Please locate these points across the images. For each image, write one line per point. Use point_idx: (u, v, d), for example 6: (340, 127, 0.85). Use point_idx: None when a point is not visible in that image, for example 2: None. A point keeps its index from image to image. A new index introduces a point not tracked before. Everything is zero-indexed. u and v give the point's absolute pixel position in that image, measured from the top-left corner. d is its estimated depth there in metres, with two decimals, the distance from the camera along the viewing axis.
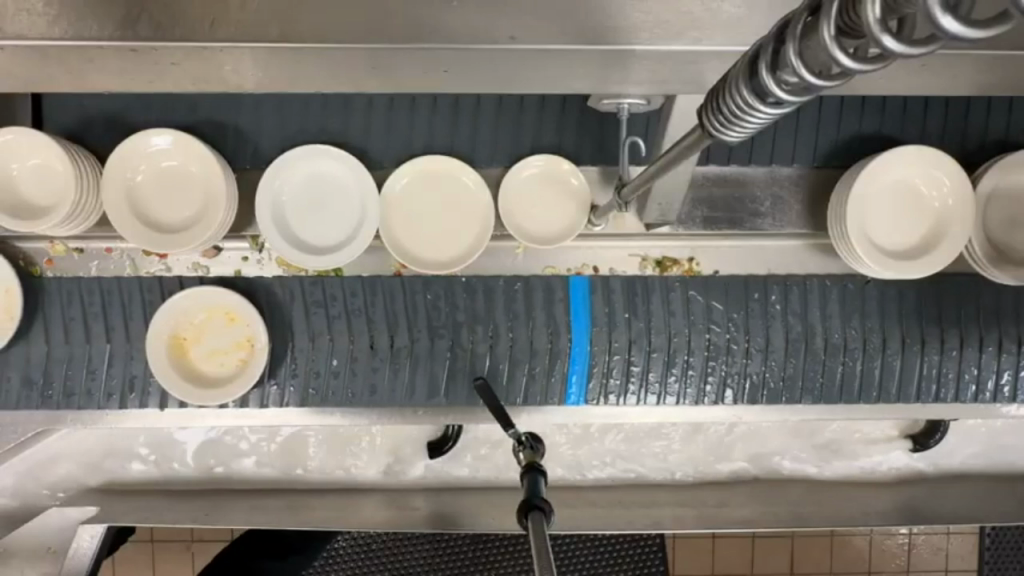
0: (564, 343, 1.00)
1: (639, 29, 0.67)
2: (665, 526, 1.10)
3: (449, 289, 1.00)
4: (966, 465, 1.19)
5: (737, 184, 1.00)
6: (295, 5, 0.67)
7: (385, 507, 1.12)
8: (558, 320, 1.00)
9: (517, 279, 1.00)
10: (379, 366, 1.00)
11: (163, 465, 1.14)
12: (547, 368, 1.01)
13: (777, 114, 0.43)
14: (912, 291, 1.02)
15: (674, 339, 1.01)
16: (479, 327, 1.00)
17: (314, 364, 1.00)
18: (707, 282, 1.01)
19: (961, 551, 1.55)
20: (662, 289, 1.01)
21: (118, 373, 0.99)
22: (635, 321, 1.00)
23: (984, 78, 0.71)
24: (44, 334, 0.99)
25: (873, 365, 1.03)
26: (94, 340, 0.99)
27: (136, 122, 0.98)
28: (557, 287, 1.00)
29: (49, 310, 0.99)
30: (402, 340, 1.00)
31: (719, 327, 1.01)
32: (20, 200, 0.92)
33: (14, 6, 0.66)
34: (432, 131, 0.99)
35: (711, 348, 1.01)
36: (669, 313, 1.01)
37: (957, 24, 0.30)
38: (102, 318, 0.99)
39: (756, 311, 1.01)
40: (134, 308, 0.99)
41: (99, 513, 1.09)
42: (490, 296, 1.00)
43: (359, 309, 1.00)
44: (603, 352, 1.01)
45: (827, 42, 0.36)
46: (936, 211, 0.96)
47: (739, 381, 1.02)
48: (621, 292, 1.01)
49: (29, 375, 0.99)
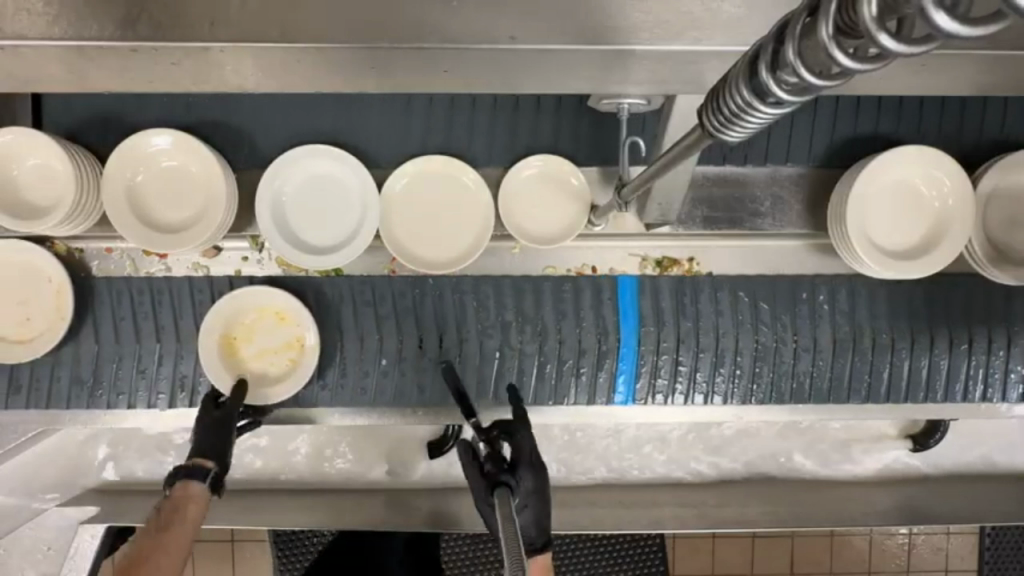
0: (612, 343, 1.00)
1: (639, 29, 0.67)
2: (666, 526, 1.10)
3: (498, 288, 1.00)
4: (966, 465, 1.19)
5: (737, 183, 1.00)
6: (295, 6, 0.67)
7: (386, 507, 1.12)
8: (607, 319, 1.00)
9: (566, 280, 1.00)
10: (429, 367, 1.00)
11: (168, 465, 1.14)
12: (595, 367, 1.01)
13: (777, 114, 0.43)
14: (914, 292, 1.02)
15: (722, 339, 1.01)
16: (528, 326, 1.00)
17: (364, 365, 1.00)
18: (756, 283, 1.01)
19: (961, 552, 1.55)
20: (711, 289, 1.01)
21: (168, 373, 1.00)
22: (683, 321, 1.01)
23: (985, 77, 0.71)
24: (93, 335, 0.99)
25: (919, 364, 1.03)
26: (145, 339, 0.99)
27: (134, 122, 0.98)
28: (605, 288, 1.01)
29: (99, 310, 0.99)
30: (451, 340, 1.00)
31: (768, 328, 1.01)
32: (21, 201, 0.92)
33: (14, 6, 0.66)
34: (431, 132, 0.99)
35: (760, 349, 1.01)
36: (717, 313, 1.01)
37: (952, 22, 0.30)
38: (152, 318, 0.99)
39: (804, 312, 1.02)
40: (183, 306, 0.99)
41: (98, 514, 1.09)
42: (539, 295, 1.00)
43: (409, 309, 1.00)
44: (651, 352, 1.01)
45: (824, 41, 0.36)
46: (936, 211, 0.96)
47: (788, 382, 1.02)
48: (669, 291, 1.01)
49: (79, 374, 0.99)
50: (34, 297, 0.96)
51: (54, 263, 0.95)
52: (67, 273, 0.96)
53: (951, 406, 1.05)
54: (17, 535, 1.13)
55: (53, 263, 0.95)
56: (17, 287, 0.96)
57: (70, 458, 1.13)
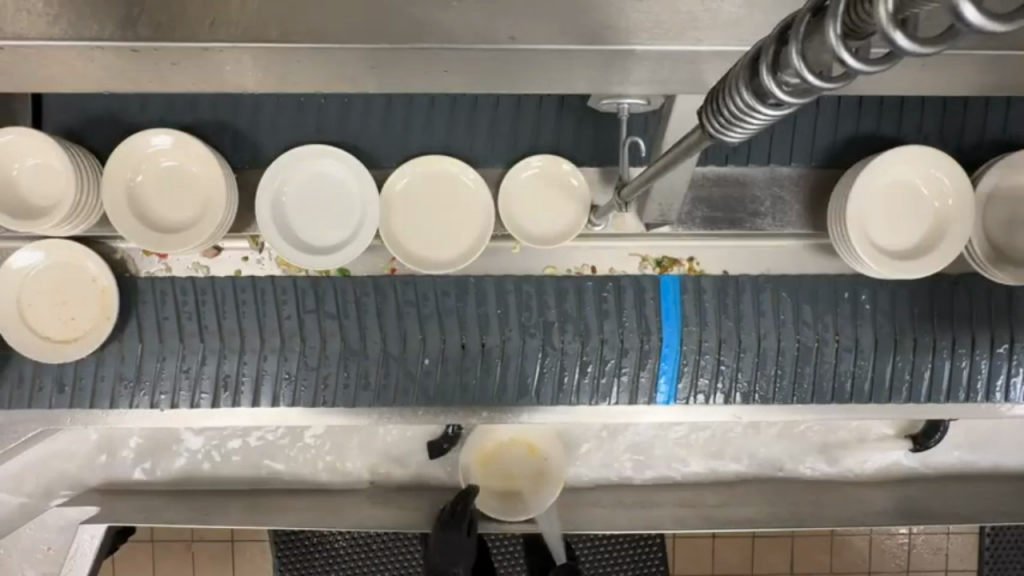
0: (655, 341, 1.00)
1: (638, 29, 0.67)
2: (665, 526, 1.09)
3: (541, 287, 1.00)
4: (965, 466, 1.19)
5: (737, 183, 1.00)
6: (296, 7, 0.67)
7: (387, 505, 1.12)
8: (649, 319, 1.00)
9: (608, 280, 1.00)
10: (471, 366, 1.00)
11: (174, 464, 1.14)
12: (637, 366, 1.01)
13: (777, 115, 0.43)
14: (917, 292, 1.02)
15: (764, 339, 1.01)
16: (571, 326, 1.00)
17: (406, 364, 1.00)
18: (797, 285, 1.01)
19: (962, 552, 1.55)
20: (752, 290, 1.01)
21: (211, 371, 0.99)
22: (725, 320, 1.01)
23: (986, 77, 0.70)
24: (137, 334, 0.98)
25: (960, 365, 1.03)
26: (188, 338, 0.98)
27: (132, 122, 0.98)
28: (648, 287, 1.01)
29: (143, 310, 0.99)
30: (493, 340, 1.00)
31: (809, 327, 1.01)
32: (20, 201, 0.93)
33: (14, 6, 0.65)
34: (431, 131, 0.99)
35: (801, 349, 1.01)
36: (759, 313, 1.01)
37: (979, 15, 0.30)
38: (196, 318, 0.99)
39: (846, 312, 1.01)
40: (227, 307, 0.99)
41: (102, 513, 1.07)
42: (581, 294, 1.00)
43: (452, 309, 1.00)
44: (693, 351, 1.01)
45: (832, 41, 0.35)
46: (934, 212, 0.96)
47: (829, 381, 1.02)
48: (712, 292, 1.01)
49: (122, 373, 0.99)
50: (78, 298, 0.96)
51: (100, 264, 0.96)
52: (111, 274, 0.96)
53: (951, 407, 1.05)
54: (18, 534, 1.11)
55: (99, 265, 0.96)
56: (63, 287, 0.96)
57: (75, 456, 1.13)
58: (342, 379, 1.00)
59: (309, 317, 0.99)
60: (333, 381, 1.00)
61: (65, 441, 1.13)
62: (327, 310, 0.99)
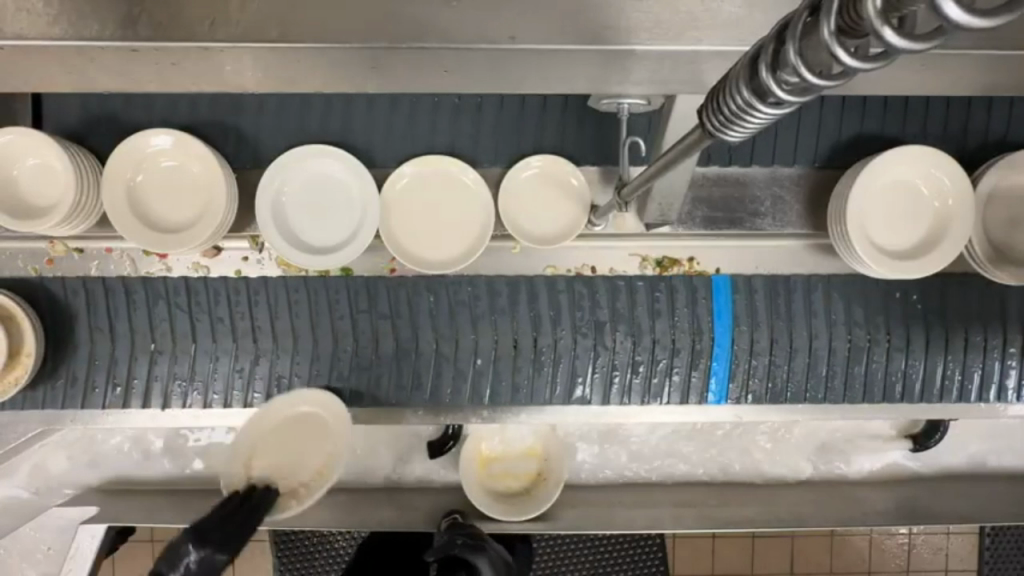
0: (706, 342, 1.01)
1: (639, 29, 0.67)
2: (664, 526, 1.08)
3: (592, 287, 1.01)
4: (965, 466, 1.19)
5: (737, 183, 1.00)
6: (296, 7, 0.67)
7: (387, 504, 1.12)
8: (701, 319, 1.01)
9: (662, 281, 1.01)
10: (522, 365, 1.01)
11: (176, 463, 1.14)
12: (689, 365, 1.02)
13: (777, 114, 0.43)
14: (918, 291, 1.02)
15: (816, 339, 1.02)
16: (622, 325, 1.01)
17: (458, 364, 1.01)
18: (846, 284, 1.02)
19: (962, 552, 1.55)
20: (804, 290, 1.02)
21: (265, 372, 1.00)
22: (776, 320, 1.02)
23: (986, 75, 0.70)
24: (190, 334, 0.99)
25: (1010, 365, 1.04)
26: (241, 338, 0.99)
27: (131, 122, 0.98)
28: (700, 287, 1.01)
29: (198, 310, 0.99)
30: (546, 339, 1.01)
31: (860, 327, 1.02)
32: (20, 201, 0.92)
33: (14, 6, 0.65)
34: (430, 131, 0.99)
35: (852, 348, 1.02)
36: (810, 314, 1.02)
37: (962, 13, 0.29)
38: (249, 318, 0.99)
39: (897, 311, 1.02)
40: (280, 307, 0.99)
41: (98, 513, 1.08)
42: (633, 294, 1.01)
43: (505, 309, 1.00)
44: (744, 352, 1.02)
45: (827, 40, 0.35)
46: (935, 212, 0.96)
47: (879, 382, 1.03)
48: (763, 292, 1.02)
49: (176, 372, 1.00)
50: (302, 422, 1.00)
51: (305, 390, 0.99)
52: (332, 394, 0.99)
53: (949, 407, 1.05)
54: (18, 534, 1.15)
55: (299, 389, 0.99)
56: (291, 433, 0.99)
57: (74, 456, 1.13)
58: (395, 380, 1.01)
59: (362, 317, 1.00)
60: (386, 382, 1.01)
61: (69, 441, 1.13)
62: (380, 311, 1.00)
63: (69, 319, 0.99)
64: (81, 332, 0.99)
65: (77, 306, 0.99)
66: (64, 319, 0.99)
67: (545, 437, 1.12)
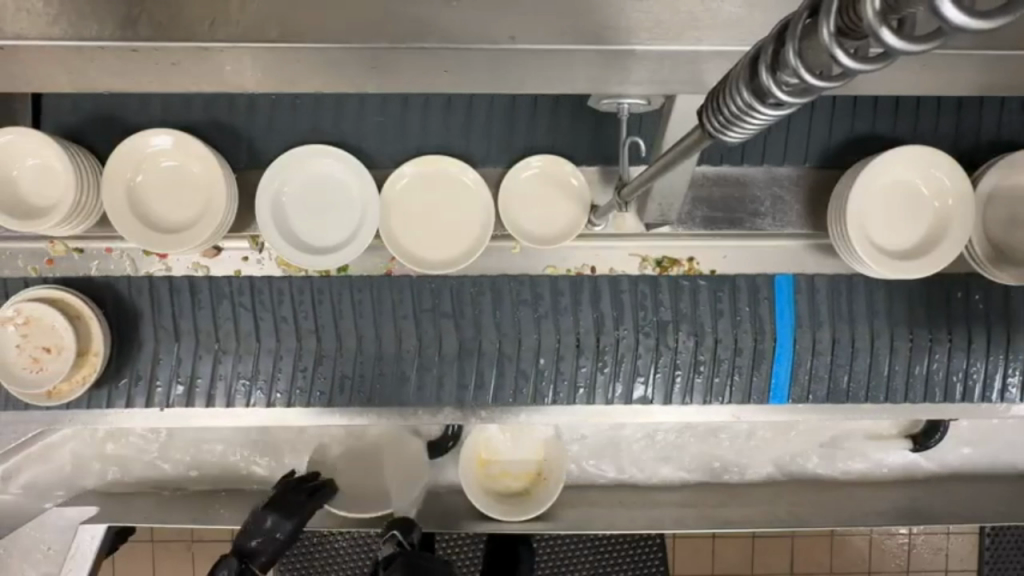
0: (769, 343, 1.01)
1: (638, 29, 0.67)
2: (666, 526, 1.08)
3: (655, 286, 1.01)
4: (964, 466, 1.19)
5: (737, 183, 1.00)
6: (297, 6, 0.67)
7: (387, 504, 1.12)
8: (763, 320, 1.01)
9: (723, 282, 1.01)
10: (584, 365, 1.01)
11: (175, 462, 1.15)
12: (751, 367, 1.02)
13: (777, 116, 0.43)
14: (921, 292, 1.02)
15: (877, 338, 1.02)
16: (684, 325, 1.01)
17: (520, 365, 1.01)
18: (848, 284, 1.02)
19: (962, 552, 1.55)
20: (866, 291, 1.02)
21: (328, 371, 1.00)
22: (839, 320, 1.02)
23: (984, 75, 0.70)
24: (256, 334, 0.99)
25: None
26: (304, 338, 1.00)
27: (130, 123, 0.98)
28: (762, 287, 1.01)
29: (263, 313, 0.99)
30: (608, 339, 1.00)
31: (921, 328, 1.02)
32: (20, 201, 0.92)
33: (14, 6, 0.65)
34: (429, 131, 0.99)
35: (913, 348, 1.03)
36: (871, 313, 1.02)
37: (960, 14, 0.29)
38: (312, 316, 1.00)
39: (958, 310, 1.03)
40: (344, 307, 1.00)
41: (99, 513, 1.08)
42: (695, 295, 1.01)
43: (568, 308, 1.01)
44: (807, 352, 1.02)
45: (827, 41, 0.35)
46: (935, 211, 0.96)
47: (939, 380, 1.04)
48: (825, 293, 1.02)
49: (241, 370, 1.00)
50: (389, 458, 1.13)
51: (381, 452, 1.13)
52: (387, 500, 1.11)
53: (958, 407, 1.05)
54: (17, 534, 1.12)
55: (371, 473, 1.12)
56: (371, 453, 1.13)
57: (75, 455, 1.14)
58: (458, 380, 1.01)
59: (425, 317, 1.00)
60: (448, 382, 1.01)
61: (69, 441, 1.13)
62: (442, 310, 1.00)
63: (134, 319, 0.99)
64: (146, 331, 0.99)
65: (141, 305, 0.99)
66: (129, 317, 0.99)
67: (545, 439, 1.12)
